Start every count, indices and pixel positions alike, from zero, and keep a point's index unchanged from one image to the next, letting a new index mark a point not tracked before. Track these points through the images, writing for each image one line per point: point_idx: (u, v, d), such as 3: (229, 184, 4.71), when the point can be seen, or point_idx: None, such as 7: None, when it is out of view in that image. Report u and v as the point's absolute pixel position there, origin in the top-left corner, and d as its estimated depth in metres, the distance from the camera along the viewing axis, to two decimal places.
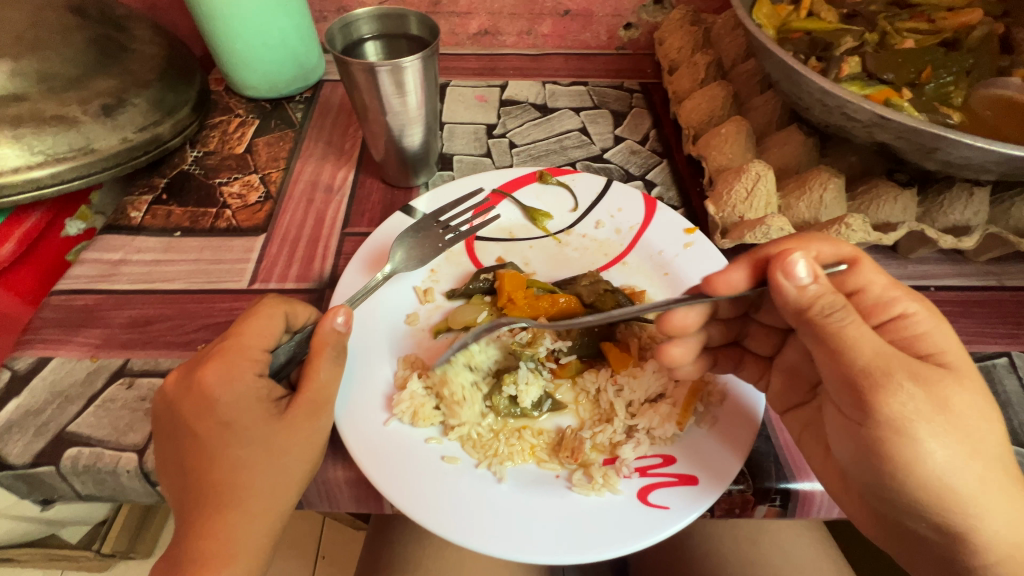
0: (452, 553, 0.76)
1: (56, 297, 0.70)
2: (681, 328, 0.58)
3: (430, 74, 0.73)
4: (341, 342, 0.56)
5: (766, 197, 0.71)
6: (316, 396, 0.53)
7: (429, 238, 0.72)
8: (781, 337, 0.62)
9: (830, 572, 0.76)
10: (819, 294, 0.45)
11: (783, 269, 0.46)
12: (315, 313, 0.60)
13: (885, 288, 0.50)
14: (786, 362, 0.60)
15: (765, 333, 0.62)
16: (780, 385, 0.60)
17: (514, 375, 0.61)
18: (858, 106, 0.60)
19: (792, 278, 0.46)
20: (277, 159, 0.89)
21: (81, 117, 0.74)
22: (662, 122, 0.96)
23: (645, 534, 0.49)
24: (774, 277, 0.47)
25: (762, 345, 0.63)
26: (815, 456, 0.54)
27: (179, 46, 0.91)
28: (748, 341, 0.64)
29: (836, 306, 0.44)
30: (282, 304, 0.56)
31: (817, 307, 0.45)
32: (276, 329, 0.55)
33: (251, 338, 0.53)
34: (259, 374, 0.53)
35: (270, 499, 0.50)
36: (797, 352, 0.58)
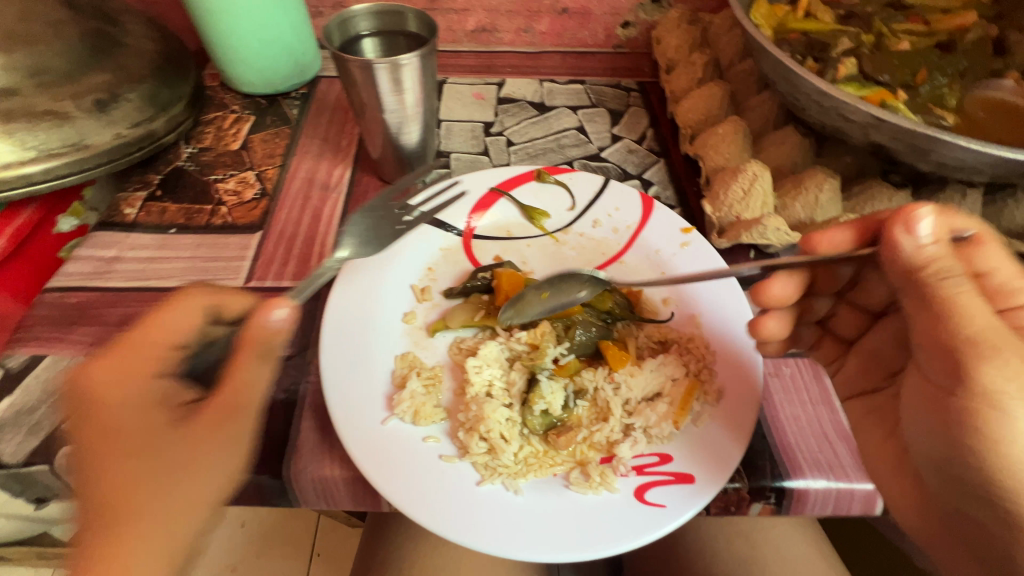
0: (449, 550, 0.76)
1: (49, 294, 0.70)
2: (780, 299, 0.63)
3: (428, 72, 0.73)
4: (271, 340, 0.52)
5: (763, 197, 0.72)
6: (231, 398, 0.50)
7: (388, 221, 0.73)
8: (869, 321, 0.66)
9: (824, 569, 0.77)
10: (937, 254, 0.45)
11: (903, 224, 0.45)
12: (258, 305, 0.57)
13: (1010, 274, 0.48)
14: (868, 346, 0.64)
15: (853, 315, 0.67)
16: (856, 367, 0.64)
17: (540, 391, 0.61)
18: (854, 107, 0.61)
19: (911, 233, 0.45)
20: (273, 156, 0.88)
21: (74, 112, 0.73)
22: (659, 121, 0.96)
23: (642, 533, 0.49)
24: (891, 231, 0.46)
25: (846, 327, 0.68)
26: (870, 442, 0.57)
27: (174, 40, 0.91)
28: (834, 323, 0.69)
29: (953, 270, 0.45)
30: (207, 295, 0.54)
31: (930, 269, 0.45)
32: (194, 325, 0.52)
33: (158, 332, 0.50)
34: (159, 373, 0.50)
35: (191, 490, 0.47)
36: (883, 336, 0.63)
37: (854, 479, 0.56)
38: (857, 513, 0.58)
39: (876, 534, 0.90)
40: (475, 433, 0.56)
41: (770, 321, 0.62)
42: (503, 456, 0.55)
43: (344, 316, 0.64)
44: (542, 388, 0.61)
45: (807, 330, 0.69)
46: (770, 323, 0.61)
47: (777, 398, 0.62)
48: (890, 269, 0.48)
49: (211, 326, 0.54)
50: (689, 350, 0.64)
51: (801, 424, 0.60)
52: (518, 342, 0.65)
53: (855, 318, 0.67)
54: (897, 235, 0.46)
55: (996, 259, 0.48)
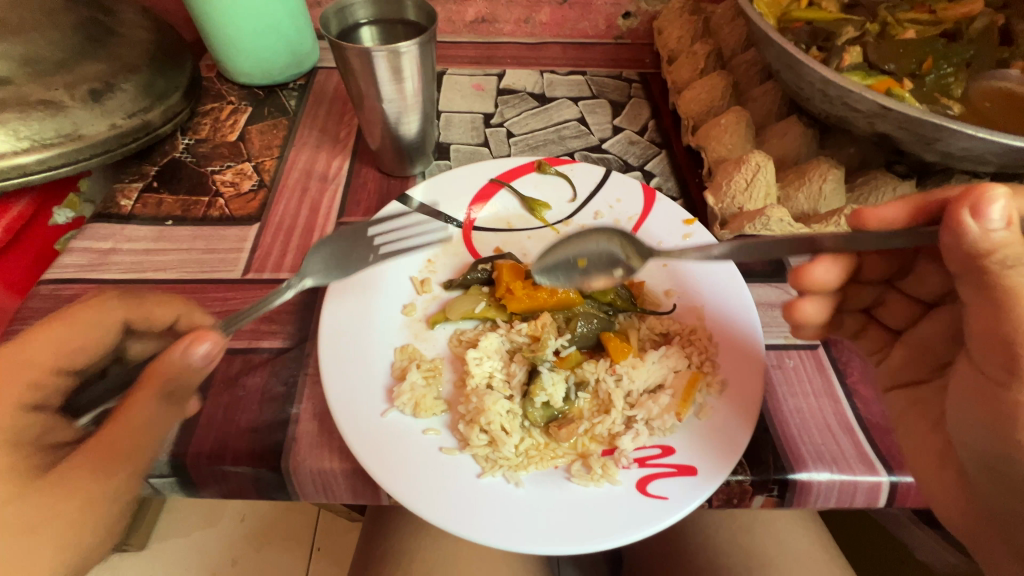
0: (449, 544, 0.76)
1: (45, 286, 0.69)
2: (822, 284, 0.59)
3: (428, 61, 0.72)
4: (180, 376, 0.50)
5: (766, 188, 0.71)
6: (121, 438, 0.48)
7: (358, 251, 0.68)
8: (920, 310, 0.62)
9: (825, 563, 0.76)
10: (1007, 240, 0.42)
11: (972, 209, 0.43)
12: (190, 317, 0.59)
13: None
14: (919, 338, 0.60)
15: (902, 304, 0.63)
16: (904, 358, 0.60)
17: (541, 383, 0.60)
18: (859, 95, 0.60)
19: (980, 219, 0.42)
20: (270, 147, 0.87)
21: (68, 102, 0.72)
22: (661, 112, 0.95)
23: (645, 525, 0.49)
24: (957, 214, 0.43)
25: (894, 316, 0.63)
26: (915, 440, 0.55)
27: (170, 30, 0.89)
28: (880, 309, 0.64)
29: (1022, 257, 0.42)
30: (120, 310, 0.55)
31: (998, 254, 0.42)
32: (107, 338, 0.53)
33: (61, 348, 0.51)
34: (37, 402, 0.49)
35: (93, 512, 0.47)
36: (935, 329, 0.59)
37: (857, 470, 0.55)
38: (862, 506, 0.57)
39: (879, 528, 0.90)
40: (476, 425, 0.55)
41: (806, 305, 0.60)
42: (504, 448, 0.54)
43: (343, 307, 0.63)
44: (544, 380, 0.60)
45: (850, 318, 0.64)
46: (806, 307, 0.60)
47: (780, 390, 0.62)
48: (950, 255, 0.45)
49: (129, 337, 0.56)
50: (692, 342, 0.63)
51: (805, 416, 0.59)
52: (519, 335, 0.65)
53: (905, 306, 0.62)
54: (963, 219, 0.43)
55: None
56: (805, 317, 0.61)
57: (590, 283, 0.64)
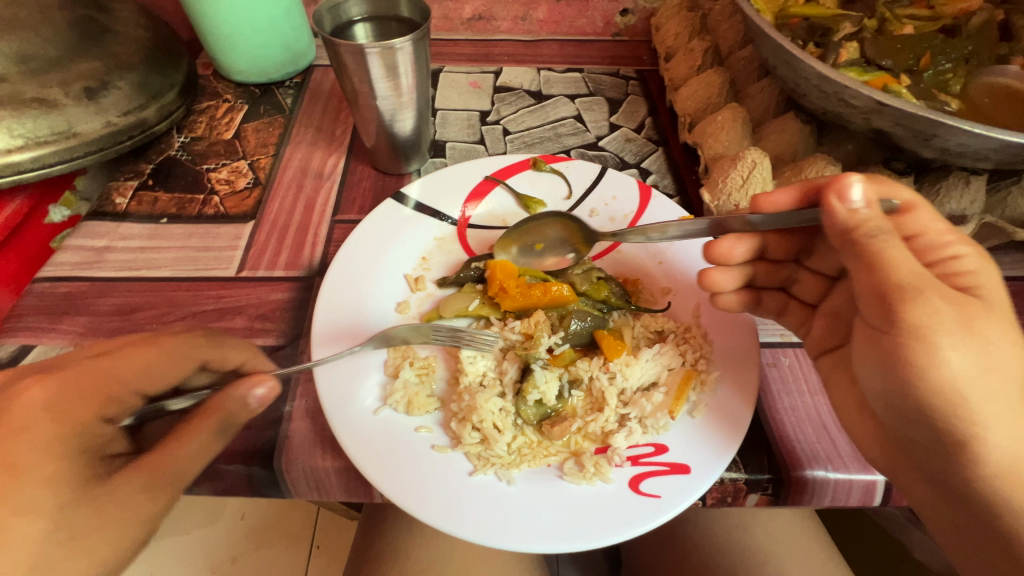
0: (443, 542, 0.75)
1: (40, 284, 0.69)
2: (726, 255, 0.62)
3: (422, 58, 0.72)
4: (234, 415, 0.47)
5: (762, 185, 0.70)
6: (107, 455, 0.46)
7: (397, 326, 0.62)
8: (829, 284, 0.62)
9: (822, 560, 0.76)
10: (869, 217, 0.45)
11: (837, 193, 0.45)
12: (256, 361, 0.55)
13: (941, 233, 0.50)
14: (830, 309, 0.61)
15: (814, 280, 0.63)
16: (822, 330, 0.61)
17: (534, 380, 0.60)
18: (855, 91, 0.59)
19: (844, 201, 0.45)
20: (266, 145, 0.87)
21: (62, 100, 0.72)
22: (658, 109, 0.95)
23: (637, 523, 0.49)
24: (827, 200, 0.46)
25: (809, 291, 0.64)
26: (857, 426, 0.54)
27: (166, 28, 0.89)
28: (797, 287, 0.65)
29: (881, 229, 0.44)
30: (203, 348, 0.51)
31: (862, 230, 0.44)
32: (183, 371, 0.49)
33: (140, 372, 0.47)
34: (110, 416, 0.45)
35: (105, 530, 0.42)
36: (842, 295, 0.59)
37: (852, 469, 0.55)
38: (858, 505, 0.57)
39: (876, 527, 0.89)
40: (468, 423, 0.55)
41: (717, 274, 0.62)
42: (496, 446, 0.54)
43: (337, 306, 0.63)
44: (536, 377, 0.60)
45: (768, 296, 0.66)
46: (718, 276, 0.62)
47: (775, 388, 0.61)
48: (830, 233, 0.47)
49: (199, 372, 0.52)
50: (686, 340, 0.63)
51: (800, 415, 0.59)
52: (512, 333, 0.65)
53: (817, 282, 0.63)
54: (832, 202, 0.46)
55: (926, 221, 0.50)
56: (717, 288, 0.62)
57: (546, 262, 0.72)
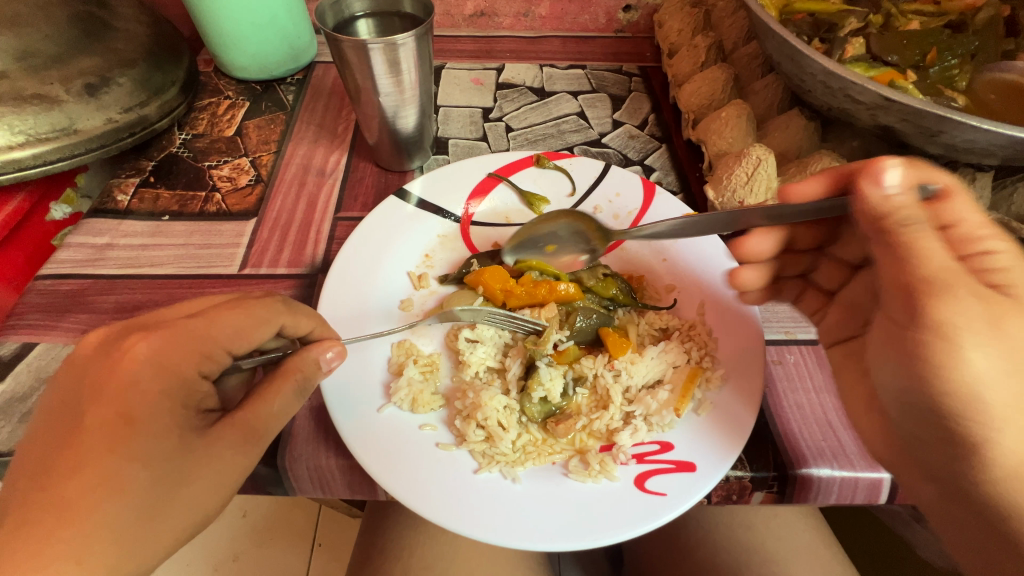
0: (446, 540, 0.75)
1: (41, 282, 0.69)
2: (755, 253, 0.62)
3: (425, 54, 0.71)
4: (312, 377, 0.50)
5: (767, 182, 0.70)
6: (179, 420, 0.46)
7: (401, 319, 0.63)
8: (849, 273, 0.63)
9: (825, 558, 0.76)
10: (905, 203, 0.41)
11: (871, 177, 0.41)
12: (324, 329, 0.55)
13: (977, 225, 0.46)
14: (850, 296, 0.62)
15: (834, 268, 0.65)
16: (836, 318, 0.62)
17: (539, 378, 0.60)
18: (862, 87, 0.59)
19: (881, 185, 0.41)
20: (268, 142, 0.87)
21: (63, 96, 0.72)
22: (661, 106, 0.95)
23: (643, 521, 0.48)
24: (859, 185, 0.42)
25: (827, 278, 0.65)
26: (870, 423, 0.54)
27: (166, 24, 0.89)
28: (816, 274, 0.66)
29: (916, 218, 0.40)
30: (283, 313, 0.50)
31: (894, 218, 0.41)
32: (265, 335, 0.49)
33: (231, 332, 0.46)
34: (204, 371, 0.45)
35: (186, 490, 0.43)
36: (863, 287, 0.60)
37: (858, 467, 0.54)
38: (862, 503, 0.56)
39: (878, 525, 0.89)
40: (473, 421, 0.55)
41: (747, 273, 0.61)
42: (501, 444, 0.54)
43: (340, 304, 0.63)
44: (541, 374, 0.60)
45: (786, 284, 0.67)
46: (747, 275, 0.61)
47: (780, 385, 0.61)
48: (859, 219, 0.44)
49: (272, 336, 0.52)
50: (691, 338, 0.63)
51: (806, 412, 0.59)
52: (526, 329, 0.64)
53: (837, 270, 0.64)
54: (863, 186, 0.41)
55: (963, 212, 0.45)
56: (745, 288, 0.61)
57: (557, 259, 0.68)
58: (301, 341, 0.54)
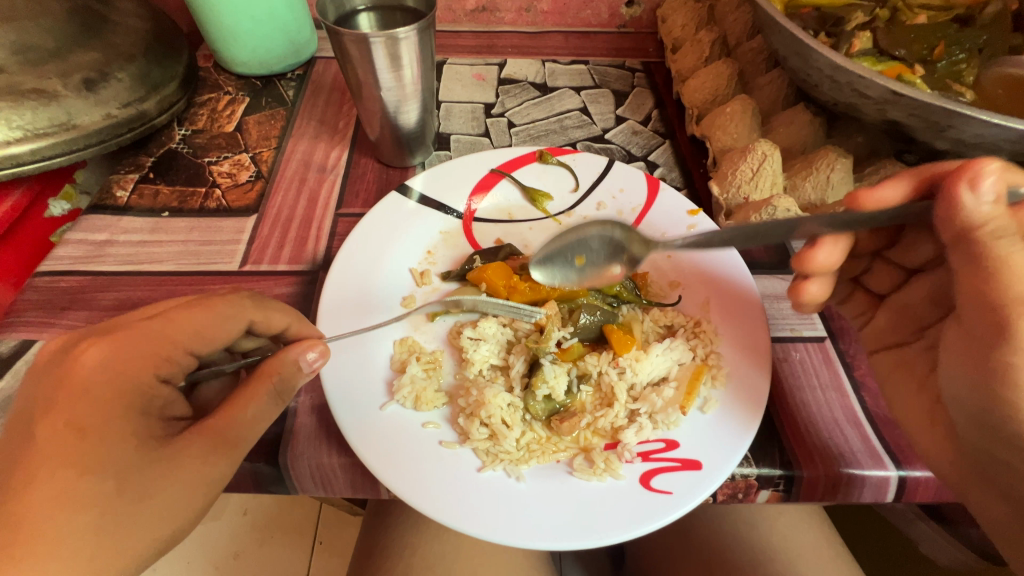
0: (449, 539, 0.75)
1: (40, 279, 0.68)
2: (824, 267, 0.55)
3: (427, 49, 0.71)
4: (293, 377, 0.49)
5: (772, 178, 0.69)
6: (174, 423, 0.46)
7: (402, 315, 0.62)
8: (904, 277, 0.60)
9: (830, 556, 0.75)
10: (993, 215, 0.41)
11: (968, 181, 0.42)
12: (301, 326, 0.54)
13: None
14: (900, 302, 0.59)
15: (887, 272, 0.61)
16: (884, 323, 0.60)
17: (543, 375, 0.59)
18: (870, 81, 0.58)
19: (976, 192, 0.41)
20: (268, 138, 0.86)
21: (61, 91, 0.71)
22: (664, 102, 0.94)
23: (649, 519, 0.48)
24: (953, 189, 0.42)
25: (879, 282, 0.62)
26: (920, 429, 0.53)
27: (166, 19, 0.88)
28: (867, 277, 0.63)
29: (1009, 229, 0.41)
30: (251, 310, 0.51)
31: (984, 229, 0.42)
32: (233, 334, 0.50)
33: (195, 333, 0.47)
34: (164, 375, 0.46)
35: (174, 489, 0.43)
36: (919, 290, 0.58)
37: (866, 465, 0.54)
38: (870, 501, 0.56)
39: (882, 523, 0.89)
40: (476, 419, 0.54)
41: (810, 286, 0.58)
42: (505, 442, 0.53)
43: (342, 300, 0.62)
44: (545, 372, 0.59)
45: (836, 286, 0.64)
46: (810, 288, 0.58)
47: (787, 382, 0.60)
48: (943, 227, 0.44)
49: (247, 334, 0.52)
50: (697, 335, 0.62)
51: (813, 410, 0.58)
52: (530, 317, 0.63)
53: (890, 274, 0.61)
54: (959, 192, 0.42)
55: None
56: (809, 298, 0.59)
57: (586, 281, 0.62)
58: (282, 339, 0.54)
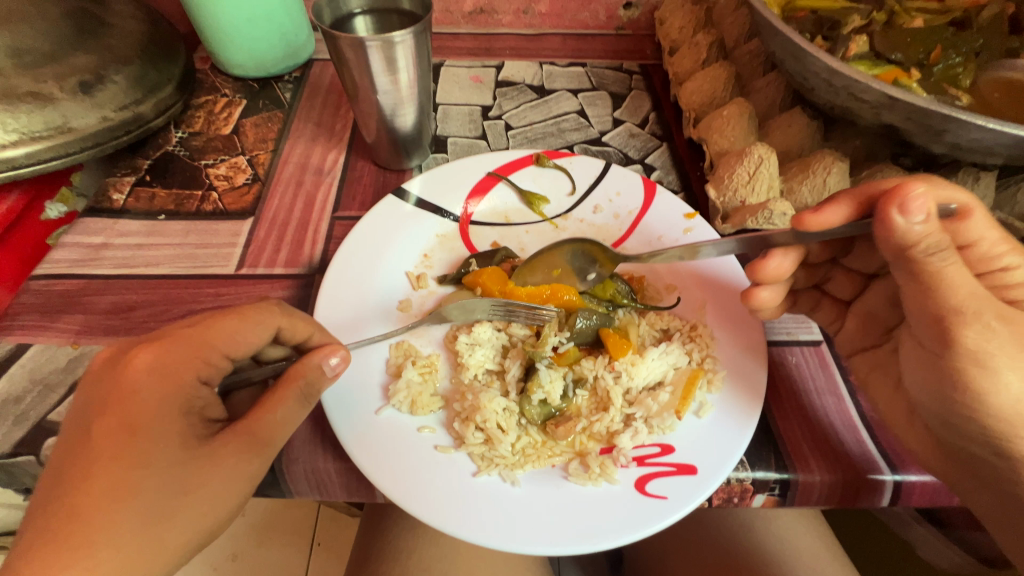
0: (445, 542, 0.75)
1: (36, 282, 0.68)
2: (775, 276, 0.56)
3: (422, 52, 0.71)
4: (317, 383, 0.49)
5: (769, 181, 0.69)
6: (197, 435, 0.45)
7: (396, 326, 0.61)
8: (863, 283, 0.62)
9: (827, 560, 0.75)
10: (928, 234, 0.40)
11: (897, 205, 0.40)
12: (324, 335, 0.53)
13: (994, 244, 0.48)
14: (864, 307, 0.60)
15: (848, 279, 0.62)
16: (854, 327, 0.61)
17: (539, 380, 0.59)
18: (866, 86, 0.58)
19: (907, 215, 0.40)
20: (265, 140, 0.86)
21: (57, 94, 0.71)
22: (662, 104, 0.94)
23: (643, 526, 0.48)
24: (882, 213, 0.41)
25: (843, 289, 0.63)
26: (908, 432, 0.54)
27: (163, 21, 0.88)
28: (830, 285, 0.64)
29: (942, 246, 0.41)
30: (279, 316, 0.50)
31: (920, 247, 0.41)
32: (262, 340, 0.49)
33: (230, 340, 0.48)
34: (204, 377, 0.47)
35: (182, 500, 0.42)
36: (878, 295, 0.59)
37: (862, 469, 0.54)
38: (865, 506, 0.56)
39: (879, 527, 0.89)
40: (471, 423, 0.54)
41: (764, 292, 0.58)
42: (500, 446, 0.53)
43: (339, 304, 0.62)
44: (541, 376, 0.59)
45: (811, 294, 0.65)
46: (764, 296, 0.58)
47: (782, 387, 0.60)
48: (882, 246, 0.44)
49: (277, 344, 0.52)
50: (693, 339, 0.62)
51: (809, 414, 0.58)
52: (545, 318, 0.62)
53: (850, 281, 0.62)
54: (890, 216, 0.41)
55: (981, 229, 0.47)
56: (762, 305, 0.59)
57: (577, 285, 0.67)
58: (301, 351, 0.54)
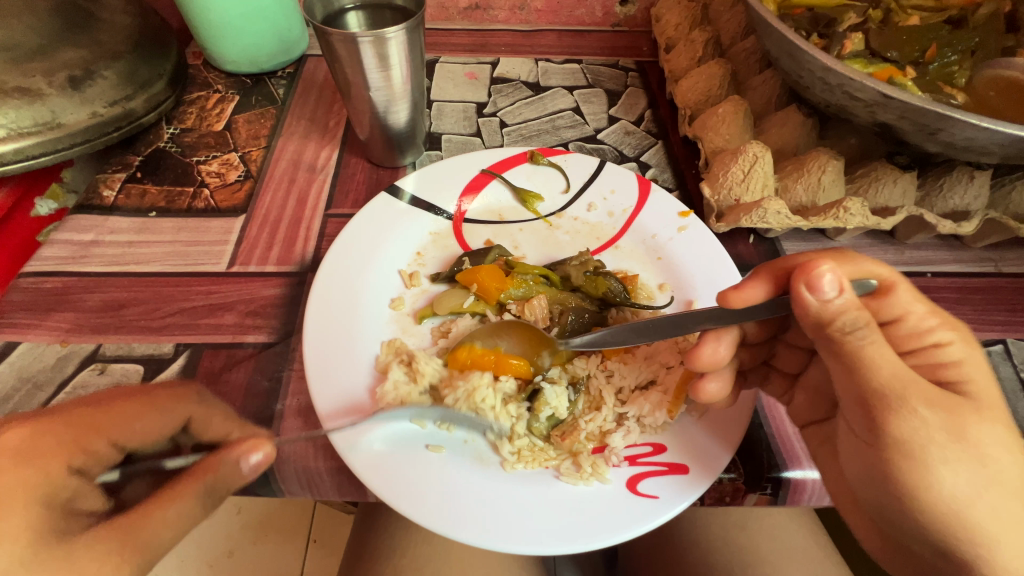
0: (440, 542, 0.75)
1: (26, 279, 0.67)
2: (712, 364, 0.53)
3: (415, 47, 0.70)
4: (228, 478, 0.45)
5: (763, 179, 0.69)
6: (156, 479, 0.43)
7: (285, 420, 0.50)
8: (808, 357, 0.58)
9: (820, 558, 0.76)
10: (845, 307, 0.41)
11: (807, 283, 0.41)
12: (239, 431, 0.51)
13: (921, 318, 0.46)
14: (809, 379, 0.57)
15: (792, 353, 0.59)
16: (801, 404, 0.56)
17: (546, 399, 0.58)
18: (861, 84, 0.58)
19: (817, 291, 0.41)
20: (257, 137, 0.85)
21: (46, 89, 0.71)
22: (658, 102, 0.93)
23: (635, 524, 0.48)
24: (796, 288, 0.42)
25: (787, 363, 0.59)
26: None
27: (153, 15, 0.87)
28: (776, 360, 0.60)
29: (859, 322, 0.41)
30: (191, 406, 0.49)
31: (840, 321, 0.41)
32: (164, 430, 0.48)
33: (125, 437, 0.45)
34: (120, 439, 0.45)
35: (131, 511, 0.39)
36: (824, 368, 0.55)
37: None
38: None
39: None
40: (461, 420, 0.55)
41: (709, 385, 0.53)
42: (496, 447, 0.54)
43: (329, 302, 0.61)
44: (547, 394, 0.58)
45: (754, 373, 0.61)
46: (712, 387, 0.53)
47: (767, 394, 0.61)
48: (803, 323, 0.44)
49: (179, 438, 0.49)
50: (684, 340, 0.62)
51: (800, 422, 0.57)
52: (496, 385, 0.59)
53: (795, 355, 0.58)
54: (801, 292, 0.42)
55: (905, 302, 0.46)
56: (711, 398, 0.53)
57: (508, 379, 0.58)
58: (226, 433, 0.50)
